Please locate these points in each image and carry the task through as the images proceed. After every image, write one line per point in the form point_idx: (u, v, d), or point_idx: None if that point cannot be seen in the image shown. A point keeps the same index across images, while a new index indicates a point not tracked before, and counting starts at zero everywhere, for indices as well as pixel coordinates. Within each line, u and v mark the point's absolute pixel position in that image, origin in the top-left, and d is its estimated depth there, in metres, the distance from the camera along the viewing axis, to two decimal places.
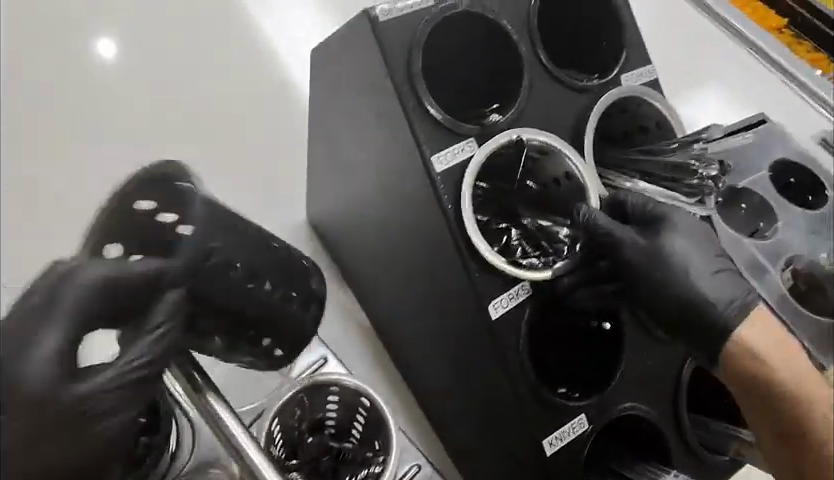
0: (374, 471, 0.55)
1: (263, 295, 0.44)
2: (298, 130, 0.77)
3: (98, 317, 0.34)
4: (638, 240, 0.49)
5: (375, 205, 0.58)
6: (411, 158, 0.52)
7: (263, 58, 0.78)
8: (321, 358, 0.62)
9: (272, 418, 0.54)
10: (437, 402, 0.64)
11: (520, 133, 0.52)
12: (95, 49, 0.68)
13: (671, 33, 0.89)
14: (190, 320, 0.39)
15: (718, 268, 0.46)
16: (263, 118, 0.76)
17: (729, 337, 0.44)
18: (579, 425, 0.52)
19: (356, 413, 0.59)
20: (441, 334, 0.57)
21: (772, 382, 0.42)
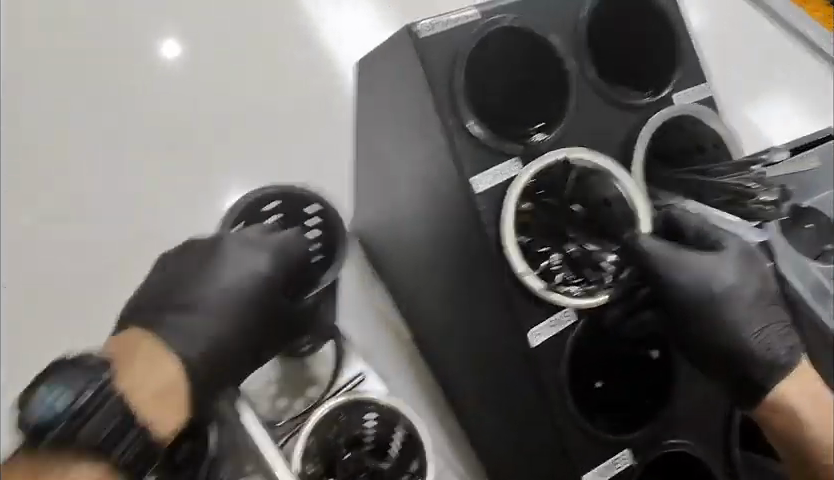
0: None
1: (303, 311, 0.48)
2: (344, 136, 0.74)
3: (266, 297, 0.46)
4: (699, 270, 0.46)
5: (417, 223, 0.58)
6: (451, 178, 0.51)
7: (318, 58, 0.74)
8: (359, 375, 0.61)
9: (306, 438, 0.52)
10: (477, 424, 0.63)
11: (571, 153, 0.50)
12: (159, 51, 0.70)
13: (730, 32, 0.83)
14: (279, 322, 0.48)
15: (767, 321, 0.45)
16: (311, 122, 0.73)
17: (767, 390, 0.44)
18: (622, 459, 0.50)
19: (395, 432, 0.56)
20: (481, 357, 0.55)
21: (808, 439, 0.43)
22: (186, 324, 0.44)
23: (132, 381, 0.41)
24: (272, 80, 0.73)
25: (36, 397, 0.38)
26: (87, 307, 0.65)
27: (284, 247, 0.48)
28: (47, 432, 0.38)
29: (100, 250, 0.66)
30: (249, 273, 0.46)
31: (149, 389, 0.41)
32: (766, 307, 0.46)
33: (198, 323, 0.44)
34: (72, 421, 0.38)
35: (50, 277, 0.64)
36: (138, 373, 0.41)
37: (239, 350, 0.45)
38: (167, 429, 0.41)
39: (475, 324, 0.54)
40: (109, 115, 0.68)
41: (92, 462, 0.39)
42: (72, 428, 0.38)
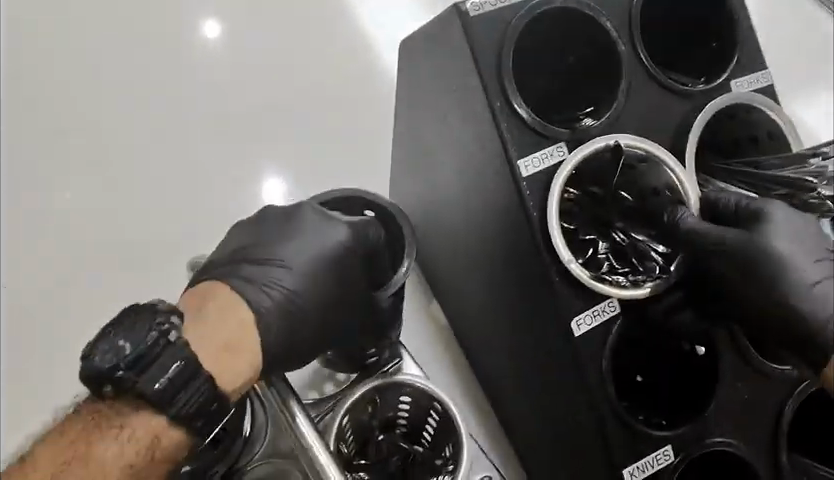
0: None
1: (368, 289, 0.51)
2: (384, 119, 0.73)
3: (351, 278, 0.49)
4: (729, 235, 0.43)
5: (458, 209, 0.57)
6: (497, 162, 0.50)
7: (356, 40, 0.74)
8: (396, 358, 0.59)
9: (341, 417, 0.52)
10: (511, 413, 0.62)
11: (616, 139, 0.49)
12: (201, 32, 0.71)
13: (784, 20, 0.80)
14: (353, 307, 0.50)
15: (820, 278, 0.40)
16: (350, 105, 0.73)
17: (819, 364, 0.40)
18: (664, 456, 0.48)
19: (429, 416, 0.56)
20: (521, 347, 0.54)
21: None
22: (265, 291, 0.46)
23: (204, 334, 0.43)
24: (313, 64, 0.73)
25: (96, 349, 0.40)
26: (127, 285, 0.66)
27: (365, 226, 0.49)
28: (106, 381, 0.40)
29: (141, 229, 0.68)
30: (330, 246, 0.48)
31: (220, 342, 0.43)
32: (818, 264, 0.41)
33: (277, 286, 0.46)
34: (130, 370, 0.40)
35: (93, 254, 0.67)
36: (212, 327, 0.43)
37: (308, 322, 0.47)
38: (238, 383, 0.43)
39: (516, 313, 0.53)
40: (147, 94, 0.69)
41: (146, 413, 0.41)
42: (131, 378, 0.40)
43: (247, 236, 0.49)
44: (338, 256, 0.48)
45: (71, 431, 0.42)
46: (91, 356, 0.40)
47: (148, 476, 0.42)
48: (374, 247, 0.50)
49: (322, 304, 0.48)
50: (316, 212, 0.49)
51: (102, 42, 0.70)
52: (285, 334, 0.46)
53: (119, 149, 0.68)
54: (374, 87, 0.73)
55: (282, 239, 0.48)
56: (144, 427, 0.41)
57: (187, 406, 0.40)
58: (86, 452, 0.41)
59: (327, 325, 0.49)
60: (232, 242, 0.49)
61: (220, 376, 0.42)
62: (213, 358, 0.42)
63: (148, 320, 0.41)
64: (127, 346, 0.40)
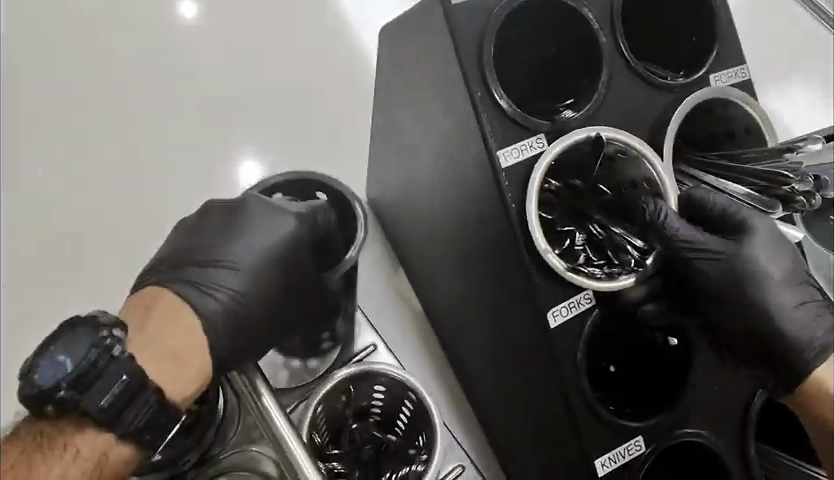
0: (415, 469, 0.53)
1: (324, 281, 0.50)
2: (361, 104, 0.72)
3: (302, 268, 0.48)
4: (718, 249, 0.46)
5: (436, 198, 0.56)
6: (477, 152, 0.49)
7: (334, 24, 0.72)
8: (370, 346, 0.60)
9: (315, 407, 0.51)
10: (485, 402, 0.62)
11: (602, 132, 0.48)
12: (177, 11, 0.69)
13: (759, 13, 0.80)
14: (306, 300, 0.50)
15: (802, 300, 0.44)
16: (327, 90, 0.72)
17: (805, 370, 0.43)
18: (635, 446, 0.48)
19: (403, 405, 0.56)
20: (497, 337, 0.54)
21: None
22: (214, 285, 0.45)
23: (145, 342, 0.42)
24: (292, 52, 0.71)
25: (36, 366, 0.37)
26: (112, 260, 0.65)
27: (311, 213, 0.49)
28: (47, 402, 0.37)
29: (111, 213, 0.66)
30: (280, 237, 0.47)
31: (163, 348, 0.42)
32: (799, 286, 0.45)
33: (222, 285, 0.45)
34: (73, 389, 0.37)
35: (60, 239, 0.64)
36: (152, 334, 0.42)
37: (261, 314, 0.47)
38: (189, 387, 0.43)
39: (494, 303, 0.53)
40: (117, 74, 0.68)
41: (92, 430, 0.39)
42: (74, 397, 0.37)
43: (196, 231, 0.48)
44: (288, 247, 0.47)
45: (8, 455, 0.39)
46: (31, 376, 0.37)
47: None
48: (325, 231, 0.50)
49: (273, 297, 0.47)
50: (265, 207, 0.48)
51: (73, 22, 0.67)
52: (230, 331, 0.45)
53: (89, 133, 0.66)
54: (353, 74, 0.72)
55: (227, 235, 0.47)
56: (89, 446, 0.39)
57: (136, 421, 0.39)
58: (25, 477, 0.38)
59: (274, 319, 0.48)
60: (178, 237, 0.48)
61: (165, 383, 0.42)
62: (154, 366, 0.42)
63: (88, 331, 0.38)
64: (68, 361, 0.37)
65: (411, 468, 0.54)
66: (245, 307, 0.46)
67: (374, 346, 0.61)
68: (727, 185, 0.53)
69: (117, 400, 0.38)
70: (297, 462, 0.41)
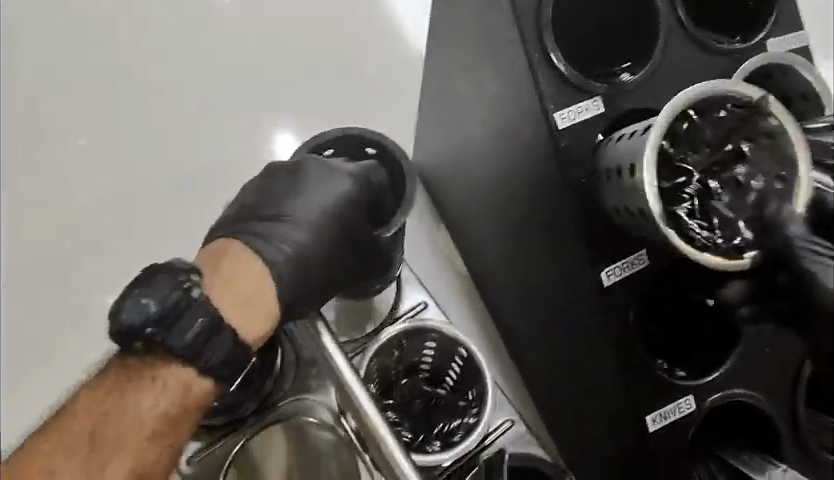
0: (465, 423, 0.54)
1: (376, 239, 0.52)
2: (391, 83, 0.77)
3: (356, 222, 0.50)
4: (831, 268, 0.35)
5: (487, 163, 0.58)
6: (532, 115, 0.50)
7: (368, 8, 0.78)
8: (420, 303, 0.63)
9: (369, 361, 0.54)
10: (532, 366, 0.64)
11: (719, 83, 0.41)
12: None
13: None
14: (362, 256, 0.51)
15: None
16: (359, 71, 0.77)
17: None
18: (686, 405, 0.49)
19: (453, 361, 0.57)
20: (544, 301, 0.56)
21: None
22: (279, 236, 0.47)
23: (216, 292, 0.44)
24: (322, 43, 0.77)
25: (123, 306, 0.42)
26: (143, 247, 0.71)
27: (364, 173, 0.51)
28: (137, 339, 0.42)
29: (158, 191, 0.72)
30: (333, 195, 0.49)
31: (232, 294, 0.44)
32: None
33: (285, 239, 0.47)
34: (158, 328, 0.41)
35: (124, 217, 0.72)
36: (223, 282, 0.44)
37: (321, 263, 0.48)
38: (258, 331, 0.45)
39: (546, 266, 0.54)
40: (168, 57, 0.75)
41: (177, 365, 0.42)
42: (160, 334, 0.41)
43: (261, 186, 0.50)
44: (343, 204, 0.49)
45: (99, 391, 0.43)
46: (117, 313, 0.42)
47: (186, 426, 0.43)
48: (376, 191, 0.52)
49: (333, 250, 0.49)
50: (323, 166, 0.50)
51: (118, 17, 0.75)
52: (297, 280, 0.47)
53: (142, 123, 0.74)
54: (390, 62, 0.77)
55: (286, 194, 0.49)
56: (176, 377, 0.42)
57: (213, 359, 0.42)
58: (118, 407, 0.42)
59: (332, 270, 0.49)
60: (243, 197, 0.50)
61: (239, 329, 0.44)
62: (228, 313, 0.44)
63: (168, 279, 0.42)
64: (152, 303, 0.41)
65: (463, 420, 0.55)
66: (308, 254, 0.48)
67: (424, 304, 0.63)
68: None
69: (199, 343, 0.42)
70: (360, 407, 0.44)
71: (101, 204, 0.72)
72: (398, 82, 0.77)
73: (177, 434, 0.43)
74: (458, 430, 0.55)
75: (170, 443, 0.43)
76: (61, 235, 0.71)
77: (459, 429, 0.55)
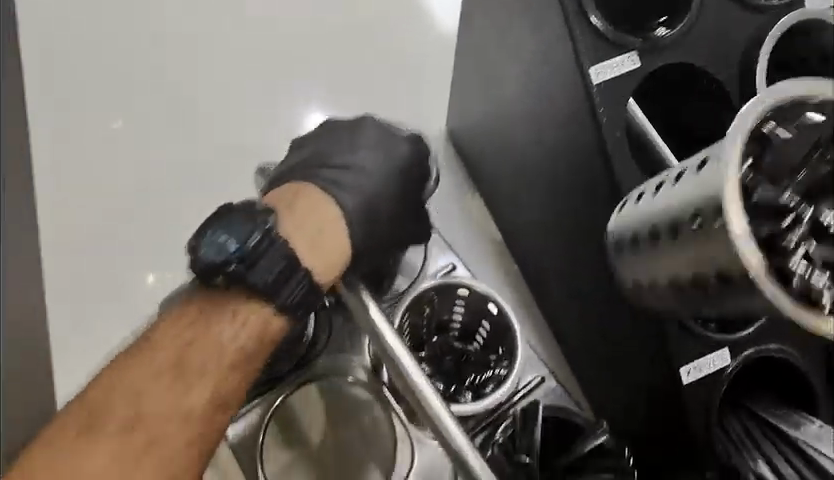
0: (495, 375, 0.57)
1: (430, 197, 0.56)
2: (418, 58, 0.78)
3: (416, 181, 0.54)
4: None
5: (525, 122, 0.58)
6: (567, 73, 0.50)
7: None
8: (450, 264, 0.64)
9: (402, 315, 0.56)
10: (569, 327, 0.64)
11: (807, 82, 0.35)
12: None
13: None
14: (418, 213, 0.55)
15: None
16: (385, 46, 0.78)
17: None
18: (719, 359, 0.49)
19: (483, 319, 0.59)
20: (580, 259, 0.56)
21: None
22: (348, 185, 0.50)
23: (293, 230, 0.46)
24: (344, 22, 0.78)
25: (202, 244, 0.44)
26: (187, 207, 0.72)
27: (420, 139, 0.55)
28: (217, 273, 0.43)
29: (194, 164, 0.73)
30: (395, 153, 0.53)
31: (307, 235, 0.46)
32: None
33: (355, 186, 0.50)
34: (241, 264, 0.43)
35: (152, 195, 0.72)
36: (297, 224, 0.46)
37: (388, 213, 0.52)
38: (330, 269, 0.47)
39: (586, 222, 0.54)
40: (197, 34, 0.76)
41: (256, 302, 0.44)
42: (242, 271, 0.43)
43: (323, 141, 0.53)
44: (406, 165, 0.53)
45: (183, 318, 0.45)
46: (196, 252, 0.44)
47: (255, 362, 0.45)
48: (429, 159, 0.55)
49: (400, 202, 0.53)
50: (379, 126, 0.53)
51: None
52: (365, 228, 0.50)
53: (170, 101, 0.74)
54: (414, 37, 0.78)
55: (342, 151, 0.52)
56: (257, 315, 0.44)
57: (291, 298, 0.45)
58: (202, 335, 0.44)
59: (395, 222, 0.53)
60: (303, 153, 0.53)
61: (314, 268, 0.46)
62: (304, 253, 0.46)
63: (243, 214, 0.44)
64: (229, 241, 0.43)
65: (493, 374, 0.57)
66: (380, 201, 0.51)
67: (453, 265, 0.64)
68: None
69: (277, 283, 0.44)
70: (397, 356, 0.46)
71: (129, 183, 0.72)
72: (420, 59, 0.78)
73: (247, 370, 0.45)
74: (487, 383, 0.57)
75: (244, 375, 0.45)
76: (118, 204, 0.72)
77: (488, 381, 0.57)
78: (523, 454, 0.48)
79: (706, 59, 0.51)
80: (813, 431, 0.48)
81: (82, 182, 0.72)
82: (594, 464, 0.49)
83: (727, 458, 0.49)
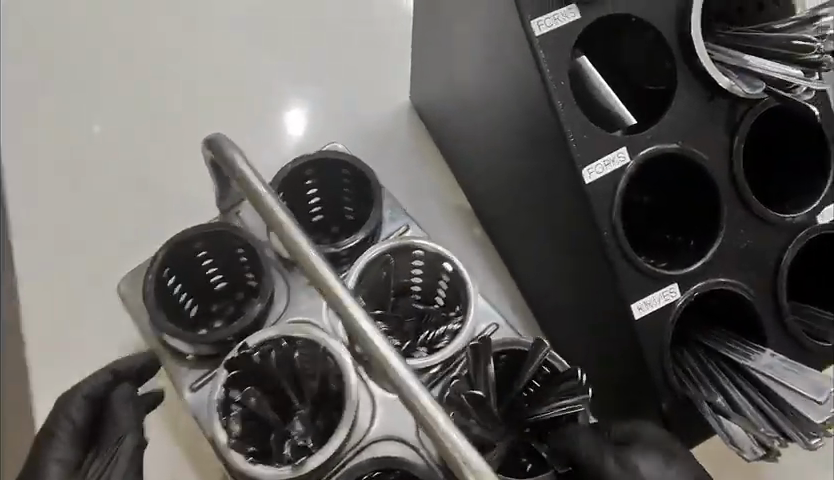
0: (450, 329, 0.56)
1: (332, 208, 0.63)
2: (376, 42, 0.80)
3: (302, 173, 0.59)
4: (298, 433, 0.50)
5: (480, 83, 0.60)
6: (510, 26, 0.51)
7: None
8: (403, 226, 0.60)
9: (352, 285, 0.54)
10: (535, 282, 0.65)
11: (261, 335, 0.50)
12: None
13: None
14: (327, 193, 0.62)
15: None
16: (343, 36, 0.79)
17: (808, 342, 0.52)
18: (670, 294, 0.51)
19: (441, 279, 0.58)
20: (537, 209, 0.58)
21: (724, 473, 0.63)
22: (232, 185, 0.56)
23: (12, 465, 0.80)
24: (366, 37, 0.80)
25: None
26: (145, 198, 0.71)
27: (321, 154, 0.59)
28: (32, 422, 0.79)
29: (151, 153, 0.73)
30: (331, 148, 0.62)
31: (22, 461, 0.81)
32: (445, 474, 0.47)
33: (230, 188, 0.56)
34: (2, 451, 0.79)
35: (106, 195, 0.71)
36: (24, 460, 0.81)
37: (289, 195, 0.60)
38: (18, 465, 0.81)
39: (541, 174, 0.55)
40: (171, 35, 0.78)
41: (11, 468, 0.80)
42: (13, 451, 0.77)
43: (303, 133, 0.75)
44: (293, 172, 0.59)
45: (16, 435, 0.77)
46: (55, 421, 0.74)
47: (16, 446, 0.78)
48: (334, 179, 0.61)
49: (297, 184, 0.60)
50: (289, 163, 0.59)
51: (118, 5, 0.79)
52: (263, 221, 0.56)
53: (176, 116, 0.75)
54: (376, 25, 0.80)
55: None
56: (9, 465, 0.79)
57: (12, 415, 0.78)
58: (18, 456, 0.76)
59: (296, 198, 0.60)
60: (289, 141, 0.75)
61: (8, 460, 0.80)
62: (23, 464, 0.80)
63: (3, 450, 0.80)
64: None
65: (448, 328, 0.56)
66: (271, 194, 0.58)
67: (406, 227, 0.60)
68: (745, 58, 0.52)
69: (200, 269, 0.56)
70: (345, 302, 0.44)
71: (77, 186, 0.71)
72: (392, 64, 0.79)
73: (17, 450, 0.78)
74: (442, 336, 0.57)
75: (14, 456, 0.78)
76: (72, 197, 0.71)
77: (443, 334, 0.56)
78: (477, 391, 0.48)
79: (649, 8, 0.52)
80: (764, 359, 0.50)
81: (42, 178, 0.71)
82: (548, 394, 0.49)
83: (682, 389, 0.51)
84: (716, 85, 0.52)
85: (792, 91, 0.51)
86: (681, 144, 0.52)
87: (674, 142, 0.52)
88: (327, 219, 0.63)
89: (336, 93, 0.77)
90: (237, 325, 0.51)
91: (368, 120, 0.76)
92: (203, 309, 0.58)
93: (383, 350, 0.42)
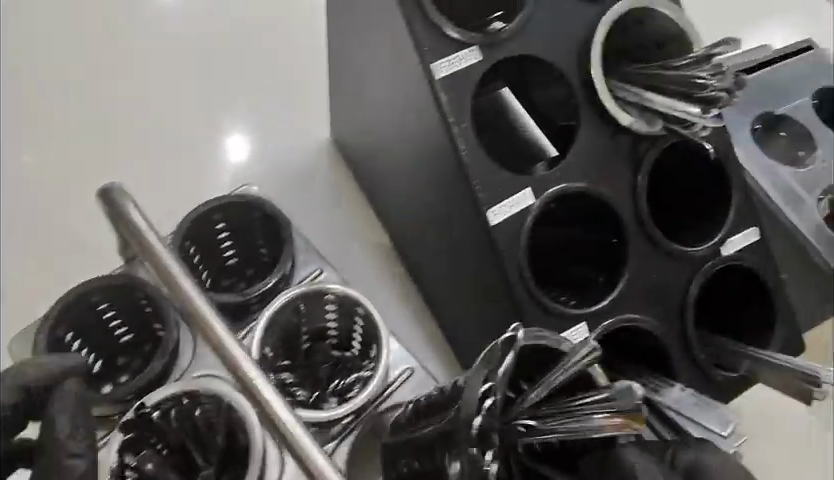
0: (361, 376, 0.55)
1: (246, 250, 0.61)
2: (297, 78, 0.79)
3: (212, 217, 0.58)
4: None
5: (390, 121, 0.59)
6: (412, 68, 0.51)
7: None
8: (316, 270, 0.59)
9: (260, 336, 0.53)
10: (452, 322, 0.64)
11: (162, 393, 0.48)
12: None
13: None
14: (240, 237, 0.60)
15: None
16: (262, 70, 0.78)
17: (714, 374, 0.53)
18: (578, 334, 0.51)
19: (356, 321, 0.56)
20: (448, 248, 0.57)
21: None
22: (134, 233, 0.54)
23: None
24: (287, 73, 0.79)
25: None
26: (55, 244, 0.69)
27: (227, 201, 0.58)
28: None
29: (61, 198, 0.71)
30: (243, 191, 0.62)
31: None
32: None
33: None
34: None
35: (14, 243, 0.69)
36: None
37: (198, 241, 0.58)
38: None
39: (449, 215, 0.54)
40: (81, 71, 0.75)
41: None
42: None
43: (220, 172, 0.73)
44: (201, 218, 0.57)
45: None
46: None
47: None
48: (243, 225, 0.59)
49: (206, 230, 0.58)
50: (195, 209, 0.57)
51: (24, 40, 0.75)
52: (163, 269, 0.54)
53: (86, 158, 0.72)
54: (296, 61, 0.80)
55: None
56: None
57: None
58: None
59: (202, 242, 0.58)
60: (203, 181, 0.72)
61: None
62: None
63: None
64: None
65: (359, 376, 0.56)
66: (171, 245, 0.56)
67: (320, 270, 0.59)
68: (646, 94, 0.53)
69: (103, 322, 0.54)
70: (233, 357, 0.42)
71: None
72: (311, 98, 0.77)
73: None
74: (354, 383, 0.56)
75: None
76: None
77: (356, 382, 0.56)
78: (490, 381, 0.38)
79: (549, 50, 0.53)
80: (674, 394, 0.50)
81: None
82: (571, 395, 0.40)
83: None
84: (617, 123, 0.53)
85: (690, 129, 0.53)
86: (586, 184, 0.52)
87: (579, 181, 0.52)
88: (241, 263, 0.62)
89: (253, 130, 0.75)
90: (137, 381, 0.50)
91: (287, 158, 0.75)
92: (109, 362, 0.57)
93: (273, 401, 0.41)
